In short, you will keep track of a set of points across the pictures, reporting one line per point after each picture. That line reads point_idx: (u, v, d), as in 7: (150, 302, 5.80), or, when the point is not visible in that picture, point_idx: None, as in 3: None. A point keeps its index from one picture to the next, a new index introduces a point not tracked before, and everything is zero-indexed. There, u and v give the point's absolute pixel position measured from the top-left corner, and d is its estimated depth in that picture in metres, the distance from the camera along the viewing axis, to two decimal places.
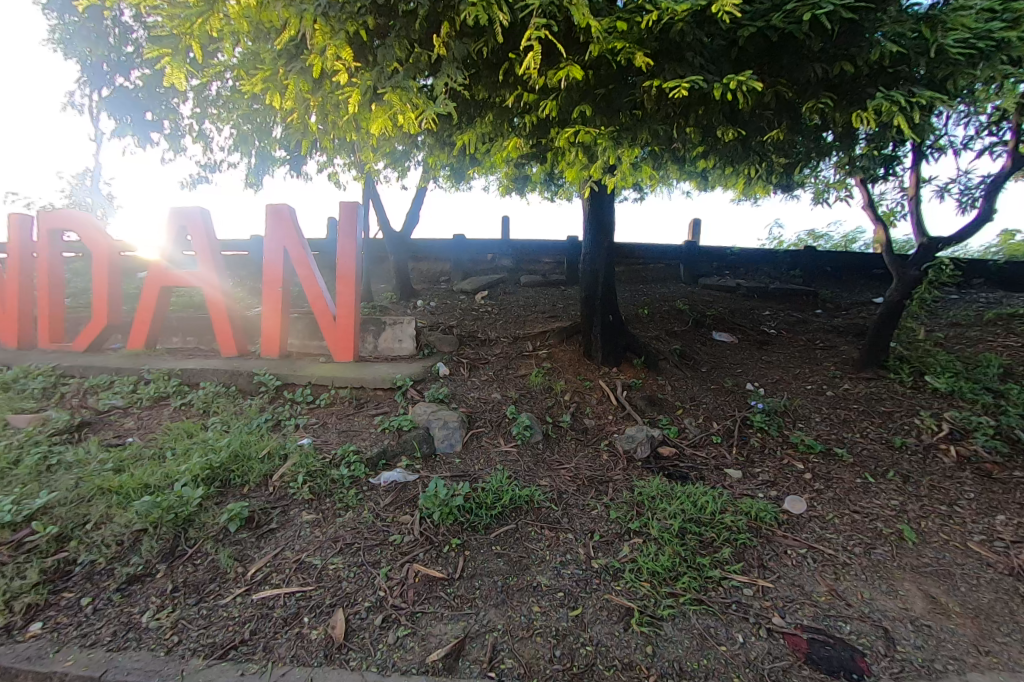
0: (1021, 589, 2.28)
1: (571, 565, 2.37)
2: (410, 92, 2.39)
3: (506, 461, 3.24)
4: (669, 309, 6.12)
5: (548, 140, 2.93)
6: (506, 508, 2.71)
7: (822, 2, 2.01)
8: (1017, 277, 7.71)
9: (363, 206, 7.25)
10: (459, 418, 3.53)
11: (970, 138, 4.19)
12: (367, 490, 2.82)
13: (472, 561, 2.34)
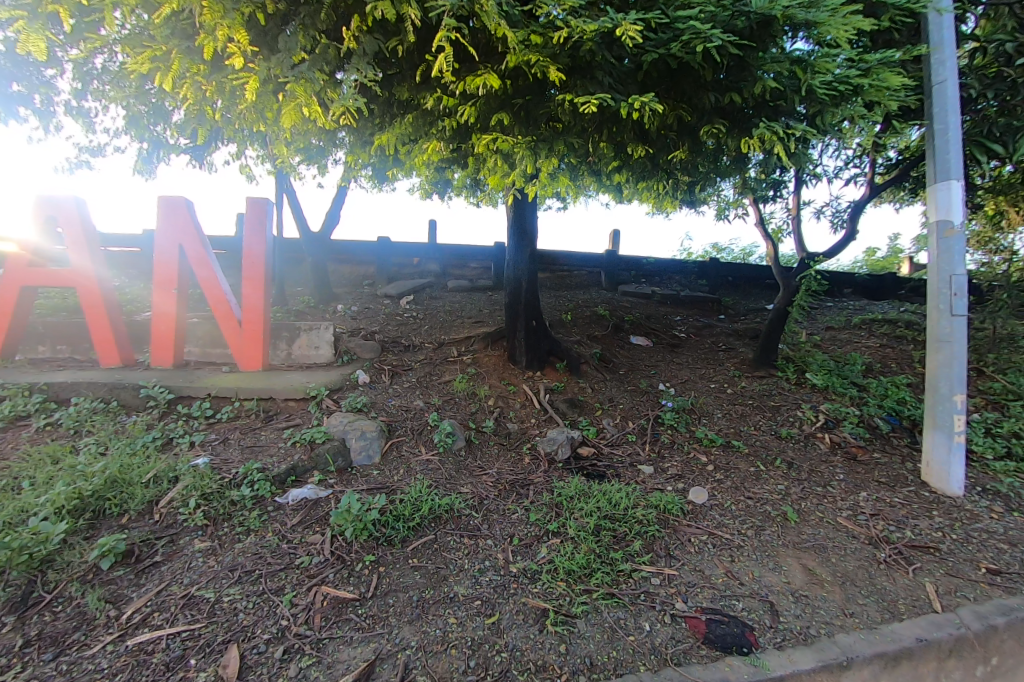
0: (877, 555, 2.60)
1: (489, 571, 2.36)
2: (315, 84, 2.33)
3: (427, 469, 3.17)
4: (590, 314, 6.35)
5: (469, 145, 2.92)
6: (425, 519, 2.64)
7: (713, 36, 2.18)
8: (878, 288, 8.90)
9: (276, 202, 6.79)
10: (379, 427, 3.40)
11: (840, 168, 4.78)
12: (272, 511, 2.62)
13: (387, 577, 2.26)
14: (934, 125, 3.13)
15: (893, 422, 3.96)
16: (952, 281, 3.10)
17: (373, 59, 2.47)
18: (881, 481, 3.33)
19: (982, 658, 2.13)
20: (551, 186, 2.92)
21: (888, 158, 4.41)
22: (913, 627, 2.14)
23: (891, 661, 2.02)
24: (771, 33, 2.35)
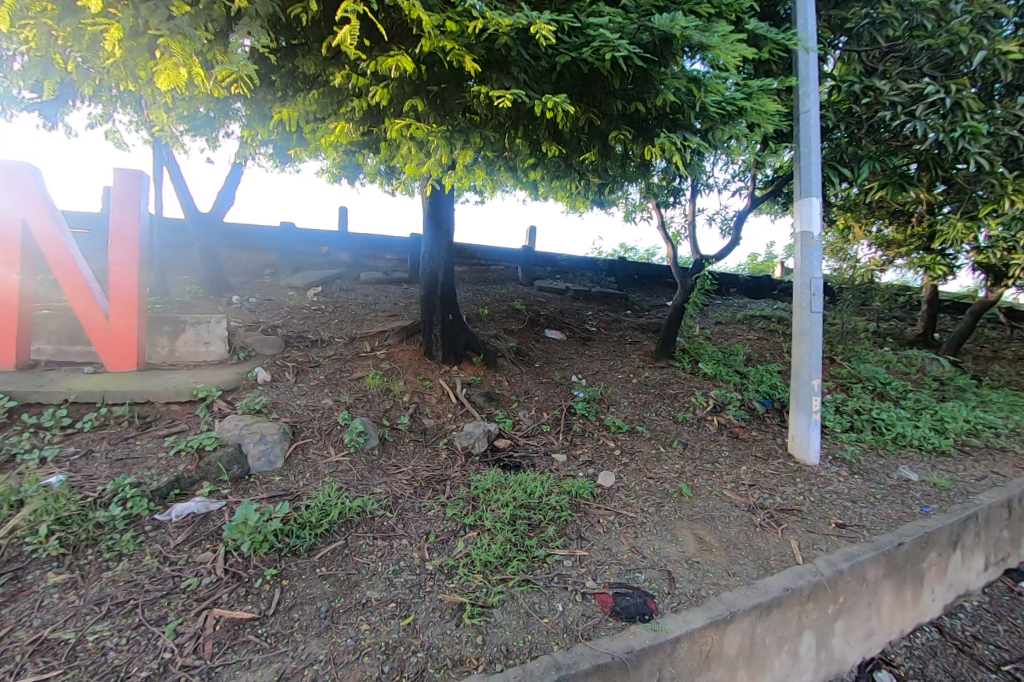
0: (754, 520, 2.95)
1: (404, 572, 2.34)
2: (197, 43, 2.12)
3: (336, 471, 3.04)
4: (506, 308, 6.43)
5: (382, 130, 2.82)
6: (334, 524, 2.55)
7: (620, 46, 2.30)
8: (759, 287, 10.00)
9: (155, 173, 6.06)
10: (282, 429, 3.19)
11: (728, 180, 5.29)
12: (150, 531, 2.38)
13: (291, 590, 2.15)
14: (800, 148, 3.58)
15: (766, 404, 4.49)
16: (811, 283, 3.58)
17: (269, 23, 2.30)
18: (757, 455, 3.77)
19: (833, 598, 2.51)
20: (467, 179, 2.91)
21: (766, 174, 4.96)
22: (782, 578, 2.45)
23: (764, 610, 2.30)
24: (672, 51, 2.52)
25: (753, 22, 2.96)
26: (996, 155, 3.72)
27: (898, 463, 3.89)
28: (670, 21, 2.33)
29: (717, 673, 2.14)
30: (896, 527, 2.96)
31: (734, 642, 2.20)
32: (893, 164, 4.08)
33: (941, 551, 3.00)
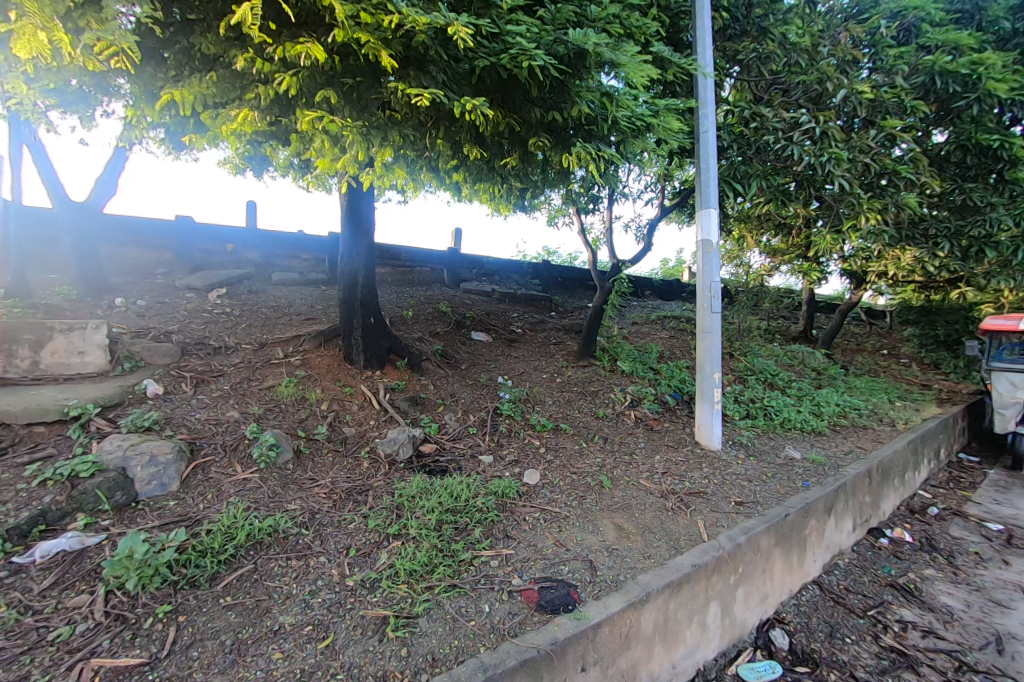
0: (667, 505, 3.16)
1: (322, 591, 2.23)
2: (60, 5, 1.87)
3: (244, 490, 2.82)
4: (432, 310, 6.34)
5: (291, 120, 2.66)
6: (240, 548, 2.37)
7: (537, 56, 2.36)
8: (670, 289, 10.73)
9: (12, 151, 5.27)
10: (177, 448, 2.91)
11: (641, 190, 5.62)
12: (7, 578, 2.07)
13: (189, 627, 1.97)
14: (701, 163, 3.89)
15: (676, 397, 4.82)
16: (712, 286, 3.89)
17: None
18: (670, 445, 4.05)
19: (733, 569, 2.74)
20: (386, 176, 2.84)
21: (674, 186, 5.34)
22: (690, 556, 2.64)
23: (675, 587, 2.45)
24: (587, 66, 2.62)
25: (658, 45, 3.17)
26: (856, 178, 4.22)
27: (786, 443, 4.36)
28: (583, 37, 2.43)
29: (635, 653, 2.26)
30: (784, 500, 3.31)
31: (651, 621, 2.33)
32: (777, 182, 4.46)
33: (820, 519, 3.39)
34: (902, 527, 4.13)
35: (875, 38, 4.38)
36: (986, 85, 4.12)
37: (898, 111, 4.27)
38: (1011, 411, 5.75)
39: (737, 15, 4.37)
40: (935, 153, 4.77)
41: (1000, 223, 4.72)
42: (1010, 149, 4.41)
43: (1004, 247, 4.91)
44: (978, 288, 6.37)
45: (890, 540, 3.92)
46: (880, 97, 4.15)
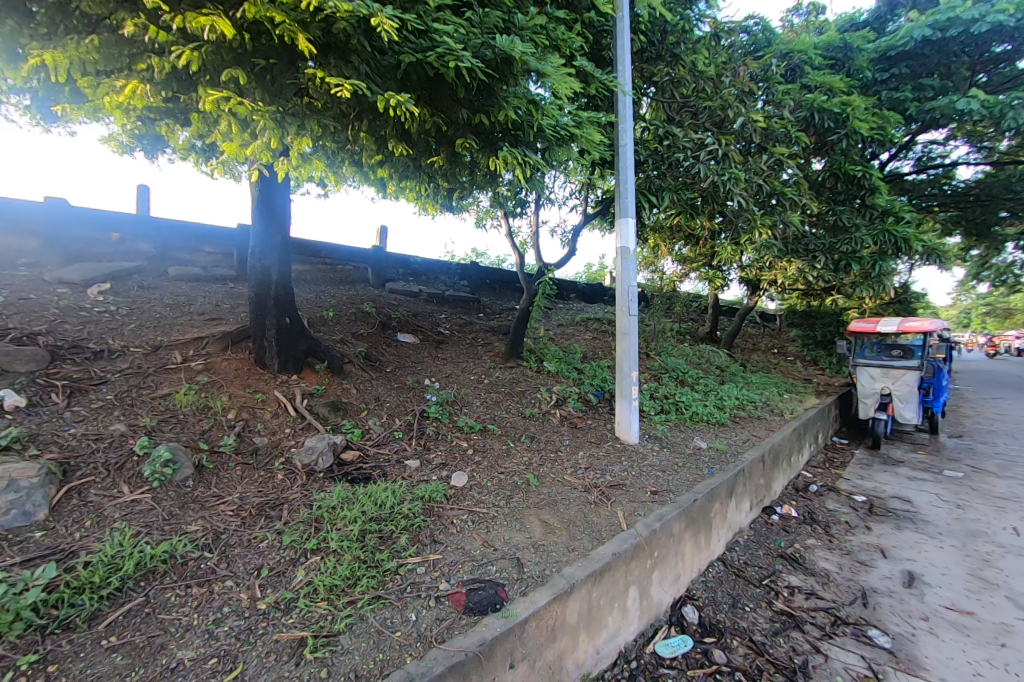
0: (589, 498, 3.31)
1: (229, 619, 2.08)
2: None
3: (132, 512, 2.54)
4: (355, 311, 6.11)
5: (192, 98, 2.45)
6: (128, 580, 2.14)
7: (464, 57, 2.37)
8: (593, 292, 11.17)
9: None
10: (45, 471, 2.55)
11: (567, 196, 5.81)
12: None
13: (62, 677, 1.75)
14: (620, 175, 4.11)
15: (599, 395, 5.06)
16: (630, 290, 4.11)
17: None
18: (591, 441, 4.23)
19: (649, 554, 2.91)
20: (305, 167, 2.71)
21: (597, 195, 5.58)
22: (610, 545, 2.76)
23: (597, 576, 2.56)
24: (514, 73, 2.67)
25: (581, 60, 3.31)
26: (751, 197, 4.65)
27: (694, 435, 4.73)
28: (510, 43, 2.47)
29: (560, 643, 2.33)
30: (692, 487, 3.57)
31: (574, 610, 2.41)
32: (687, 197, 4.83)
33: (723, 503, 3.70)
34: (790, 504, 4.64)
35: (768, 74, 4.97)
36: (851, 124, 5.04)
37: (785, 139, 4.81)
38: (871, 400, 6.64)
39: (653, 40, 4.61)
40: (815, 178, 5.59)
41: (862, 243, 5.37)
42: (869, 179, 5.42)
43: (866, 263, 5.54)
44: (846, 296, 7.34)
45: (780, 515, 4.39)
46: (771, 126, 4.65)
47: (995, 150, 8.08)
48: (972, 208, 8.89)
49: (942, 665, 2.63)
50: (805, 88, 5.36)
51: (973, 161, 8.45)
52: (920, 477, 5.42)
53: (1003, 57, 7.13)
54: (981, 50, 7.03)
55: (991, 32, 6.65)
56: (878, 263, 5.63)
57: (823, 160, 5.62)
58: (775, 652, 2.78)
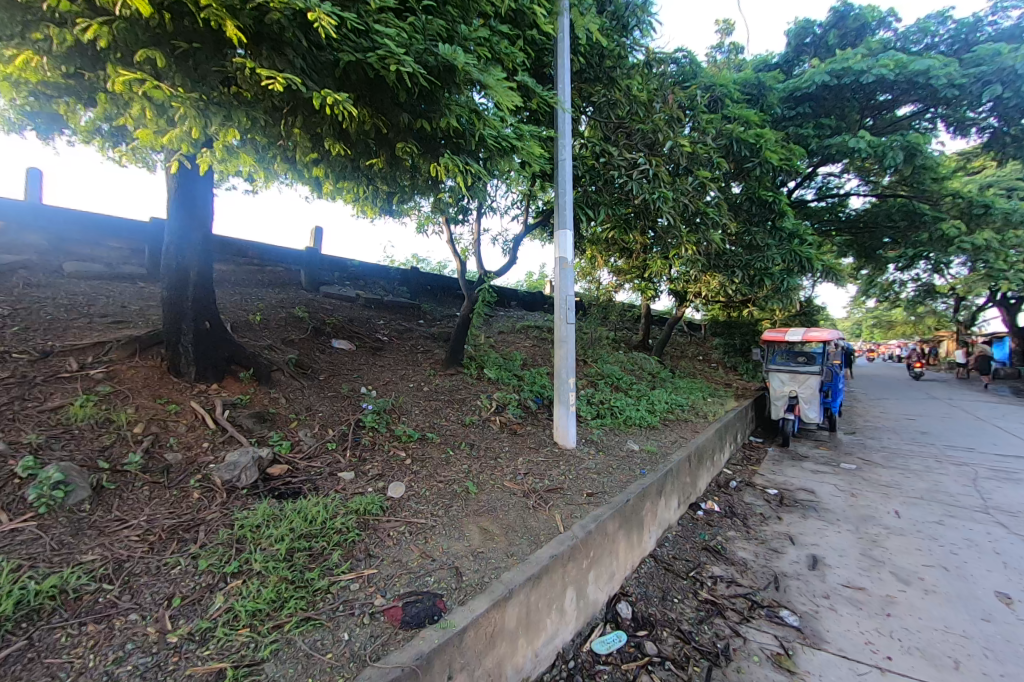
0: (528, 503, 3.34)
1: (132, 656, 1.89)
2: None
3: (12, 541, 2.24)
4: (286, 315, 5.81)
5: (99, 77, 2.25)
6: (5, 622, 1.89)
7: (405, 62, 2.34)
8: (534, 301, 11.34)
9: None
10: None
11: (508, 206, 5.89)
12: None
13: None
14: (559, 188, 4.23)
15: (538, 402, 5.16)
16: (567, 299, 4.22)
17: None
18: (530, 446, 4.29)
19: (586, 554, 2.97)
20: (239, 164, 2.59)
21: (537, 206, 5.69)
22: (549, 548, 2.79)
23: (536, 580, 2.57)
24: (456, 82, 2.67)
25: (523, 75, 3.38)
26: (678, 215, 4.98)
27: (628, 438, 4.92)
28: (452, 52, 2.46)
29: (499, 649, 2.31)
30: (625, 487, 3.71)
31: (513, 615, 2.41)
32: (621, 212, 5.05)
33: (654, 503, 3.87)
34: (713, 500, 4.95)
35: (694, 104, 5.36)
36: (765, 154, 5.51)
37: (708, 164, 5.17)
38: (781, 402, 7.22)
39: (592, 62, 4.79)
40: (734, 201, 6.05)
41: (774, 260, 5.91)
42: (778, 204, 6.01)
43: (776, 278, 6.08)
44: (759, 308, 7.99)
45: (705, 511, 4.66)
46: (696, 151, 4.99)
47: (878, 185, 9.13)
48: (860, 232, 10.03)
49: (841, 637, 2.89)
50: (725, 118, 5.83)
51: (862, 193, 9.50)
52: (822, 470, 5.96)
53: (886, 104, 8.09)
54: (868, 96, 7.95)
55: (876, 82, 7.52)
56: (786, 279, 6.18)
57: (741, 184, 6.09)
58: (700, 639, 2.93)
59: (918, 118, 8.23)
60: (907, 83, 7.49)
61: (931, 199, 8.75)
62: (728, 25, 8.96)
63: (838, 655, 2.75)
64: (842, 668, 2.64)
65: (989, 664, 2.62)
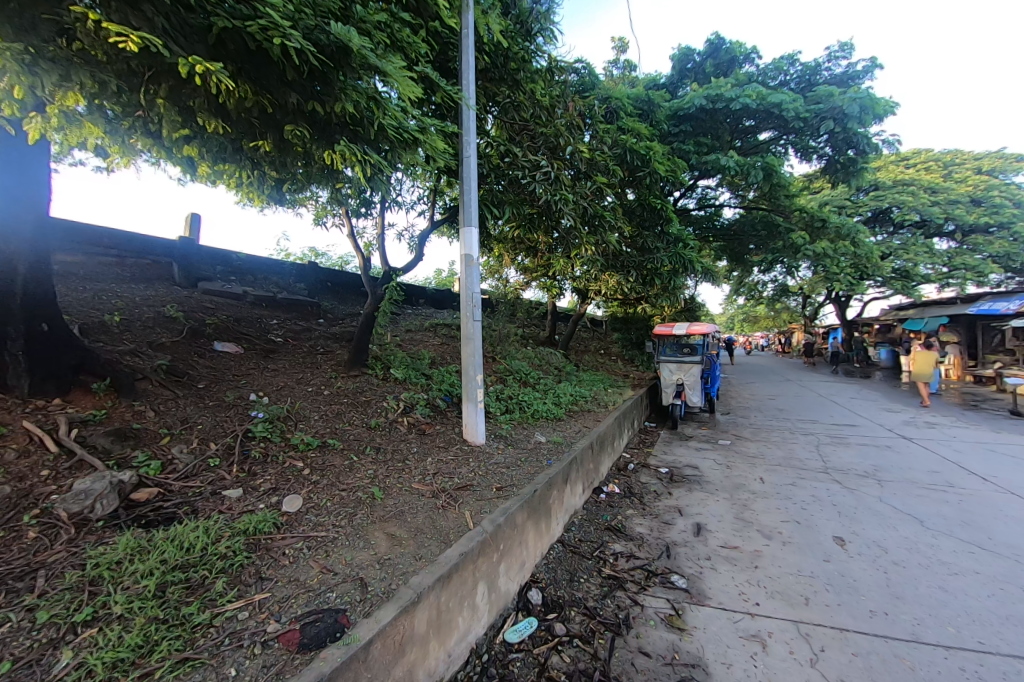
0: (437, 503, 3.25)
1: None
2: None
3: None
4: (155, 316, 5.08)
5: None
6: None
7: (291, 36, 2.11)
8: (442, 299, 11.17)
9: None
10: None
11: (414, 201, 5.70)
12: None
13: None
14: (464, 184, 4.15)
15: (447, 400, 5.07)
16: (474, 296, 4.17)
17: None
18: (440, 446, 4.19)
19: (496, 548, 2.95)
20: (58, 118, 2.20)
21: (444, 201, 5.58)
22: (458, 547, 2.72)
23: (445, 580, 2.48)
24: (351, 64, 2.46)
25: (426, 67, 3.23)
26: (578, 217, 5.17)
27: (535, 431, 5.02)
28: (346, 33, 2.26)
29: (409, 657, 2.20)
30: (533, 478, 3.77)
31: (423, 620, 2.31)
32: (525, 211, 5.11)
33: (560, 492, 3.97)
34: (614, 483, 5.22)
35: (592, 114, 5.59)
36: (654, 165, 5.90)
37: (605, 170, 5.43)
38: (670, 390, 7.82)
39: (495, 62, 4.68)
40: (629, 206, 6.41)
41: (662, 262, 6.40)
42: (666, 211, 6.49)
43: (664, 279, 6.59)
44: (651, 305, 8.60)
45: (607, 494, 4.90)
46: (594, 159, 5.24)
47: (745, 199, 10.24)
48: (731, 239, 11.22)
49: (720, 592, 3.18)
50: (620, 129, 6.17)
51: (732, 205, 10.61)
52: (705, 448, 6.58)
53: (750, 129, 9.09)
54: (737, 122, 8.88)
55: (742, 110, 8.44)
56: (673, 280, 6.72)
57: (634, 191, 6.47)
58: (605, 613, 3.07)
59: (775, 143, 9.34)
60: (766, 113, 8.48)
61: (785, 213, 10.03)
62: (622, 44, 9.51)
63: (718, 608, 3.02)
64: (721, 620, 2.91)
65: (830, 597, 3.05)
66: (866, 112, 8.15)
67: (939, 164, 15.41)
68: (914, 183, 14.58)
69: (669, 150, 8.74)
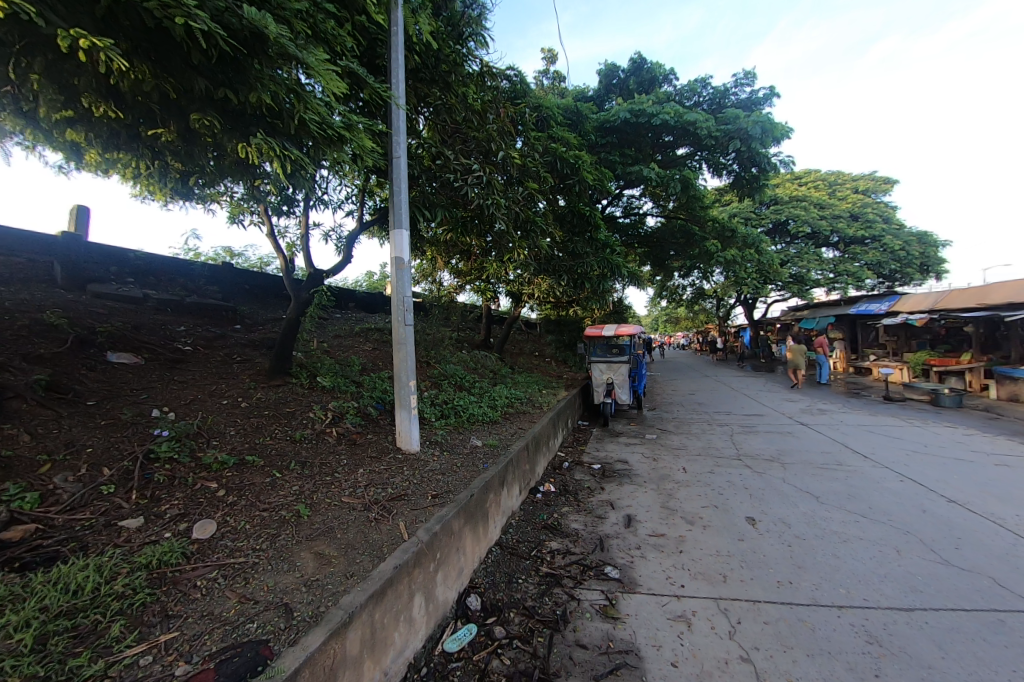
0: (369, 516, 3.10)
1: None
2: None
3: None
4: (32, 324, 4.43)
5: None
6: None
7: (196, 17, 1.92)
8: (372, 303, 10.77)
9: None
10: None
11: (342, 201, 5.45)
12: None
13: None
14: (394, 186, 4.01)
15: (379, 408, 4.87)
16: (405, 300, 4.04)
17: None
18: (372, 457, 4.01)
19: (433, 558, 2.86)
20: None
21: (374, 202, 5.38)
22: (392, 559, 2.60)
23: (379, 596, 2.36)
24: (267, 51, 2.27)
25: (352, 62, 3.08)
26: (510, 221, 5.20)
27: (471, 435, 4.96)
28: (261, 19, 2.07)
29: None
30: (469, 483, 3.71)
31: (355, 641, 2.18)
32: (458, 213, 5.04)
33: (496, 495, 3.94)
34: (550, 483, 5.27)
35: (523, 122, 5.65)
36: (583, 173, 6.08)
37: (535, 176, 5.51)
38: (601, 389, 8.08)
39: (427, 63, 4.52)
40: (559, 212, 6.55)
41: (592, 267, 6.60)
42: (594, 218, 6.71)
43: (594, 283, 6.79)
44: (582, 308, 8.85)
45: (542, 495, 4.94)
46: (527, 165, 5.37)
47: (665, 209, 10.79)
48: (654, 247, 11.82)
49: (649, 578, 3.30)
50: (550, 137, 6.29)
51: (655, 215, 11.20)
52: (634, 443, 6.85)
53: (669, 144, 9.63)
54: (657, 137, 9.37)
55: (662, 126, 8.92)
56: (602, 284, 6.95)
57: (564, 198, 6.63)
58: (542, 610, 3.07)
59: (691, 158, 9.97)
60: (683, 130, 9.03)
61: (700, 223, 10.72)
62: (552, 55, 9.73)
63: (648, 593, 3.13)
64: (651, 605, 3.01)
65: (746, 573, 3.26)
66: (766, 133, 9.01)
67: (826, 182, 17.23)
68: (807, 199, 16.25)
69: (596, 160, 9.05)
